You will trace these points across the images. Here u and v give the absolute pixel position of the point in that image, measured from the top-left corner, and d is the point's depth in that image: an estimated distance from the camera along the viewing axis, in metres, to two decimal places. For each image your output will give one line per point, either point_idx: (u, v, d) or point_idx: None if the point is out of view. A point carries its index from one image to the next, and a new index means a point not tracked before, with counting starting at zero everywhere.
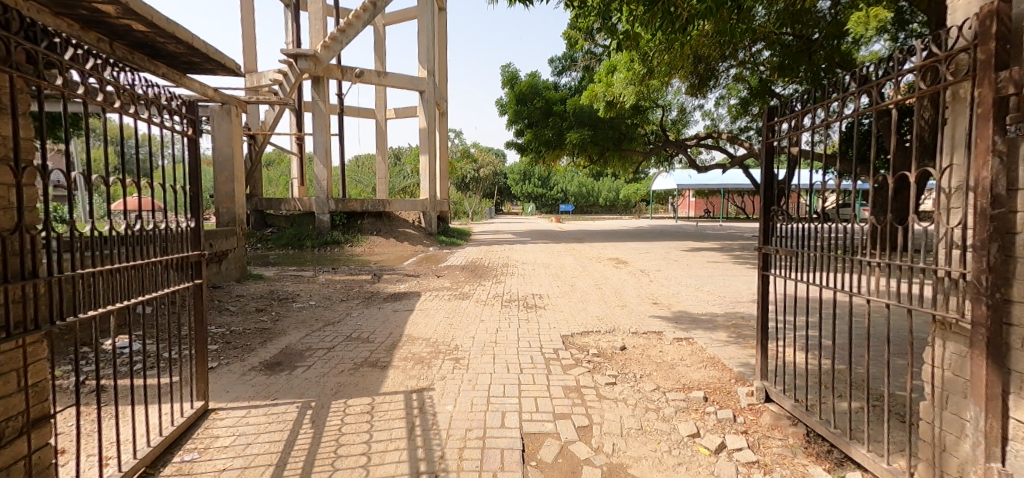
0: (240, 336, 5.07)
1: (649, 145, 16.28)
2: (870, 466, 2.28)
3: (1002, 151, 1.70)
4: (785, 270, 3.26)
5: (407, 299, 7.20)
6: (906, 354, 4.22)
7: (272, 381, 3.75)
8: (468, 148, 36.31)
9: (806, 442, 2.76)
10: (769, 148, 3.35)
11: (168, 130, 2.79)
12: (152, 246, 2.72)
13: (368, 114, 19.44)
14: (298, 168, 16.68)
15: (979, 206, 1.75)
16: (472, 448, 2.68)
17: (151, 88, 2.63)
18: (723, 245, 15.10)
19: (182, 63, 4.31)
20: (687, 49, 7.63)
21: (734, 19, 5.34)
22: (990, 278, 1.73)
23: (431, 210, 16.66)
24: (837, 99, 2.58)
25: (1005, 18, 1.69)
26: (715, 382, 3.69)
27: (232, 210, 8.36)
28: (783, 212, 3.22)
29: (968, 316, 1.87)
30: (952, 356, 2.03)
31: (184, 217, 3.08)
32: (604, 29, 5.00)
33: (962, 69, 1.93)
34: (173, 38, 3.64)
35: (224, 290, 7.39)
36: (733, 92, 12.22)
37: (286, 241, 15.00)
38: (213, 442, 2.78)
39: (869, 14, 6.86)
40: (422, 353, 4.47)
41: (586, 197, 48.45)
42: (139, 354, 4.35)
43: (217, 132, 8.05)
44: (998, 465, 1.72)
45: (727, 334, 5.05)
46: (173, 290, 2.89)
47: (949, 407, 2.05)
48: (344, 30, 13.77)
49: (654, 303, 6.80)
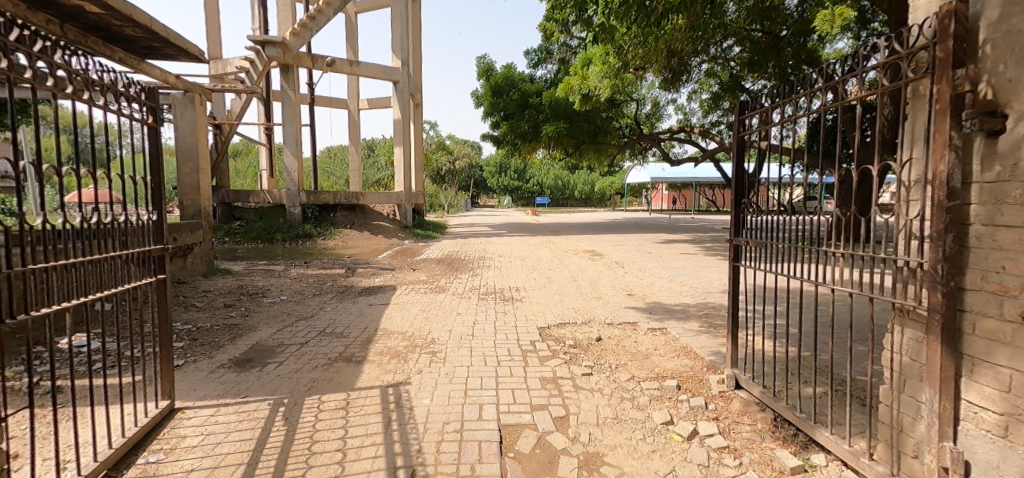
0: (207, 332, 4.91)
1: (623, 139, 16.33)
2: (832, 448, 2.38)
3: (957, 145, 1.77)
4: (754, 261, 3.32)
5: (381, 293, 7.09)
6: (867, 341, 4.42)
7: (242, 379, 3.65)
8: (442, 140, 35.69)
9: (773, 427, 2.86)
10: (740, 142, 3.42)
11: (126, 118, 2.63)
12: (111, 241, 2.59)
13: (340, 104, 18.99)
14: (267, 159, 16.23)
15: (936, 198, 1.82)
16: (450, 441, 2.68)
17: (107, 73, 2.49)
18: (694, 238, 15.40)
19: (140, 47, 4.21)
20: (661, 42, 7.76)
21: (707, 14, 5.45)
22: (945, 268, 1.81)
23: (406, 203, 16.54)
24: (804, 95, 2.64)
25: (961, 19, 1.76)
26: (687, 371, 3.79)
27: (198, 202, 8.01)
28: (753, 205, 3.28)
29: (924, 304, 1.96)
30: (909, 341, 2.12)
31: (145, 210, 2.92)
32: (578, 21, 4.85)
33: (921, 67, 2.00)
34: (131, 21, 3.56)
35: (188, 285, 7.12)
36: (705, 87, 12.46)
37: (255, 234, 14.47)
38: (180, 443, 2.69)
39: (835, 12, 7.01)
40: (398, 347, 4.43)
41: (561, 189, 48.94)
42: (98, 353, 4.21)
43: (180, 120, 7.70)
44: (950, 444, 1.83)
45: (699, 324, 5.19)
46: (134, 286, 2.74)
47: (906, 390, 2.15)
48: (313, 17, 13.31)
49: (628, 294, 6.92)
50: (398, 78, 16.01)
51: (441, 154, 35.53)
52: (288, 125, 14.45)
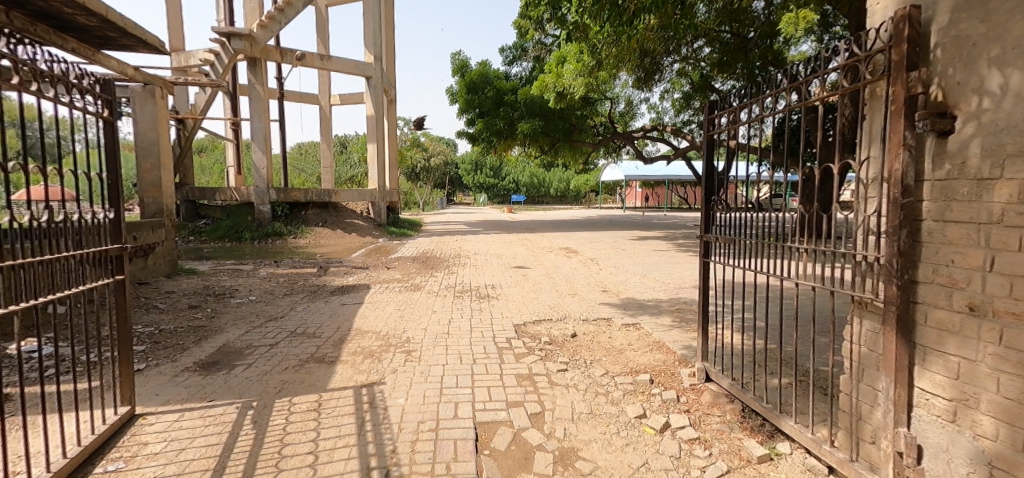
0: (171, 335, 4.72)
1: (597, 137, 16.48)
2: (796, 436, 2.47)
3: (910, 145, 1.85)
4: (723, 257, 3.40)
5: (355, 292, 6.97)
6: (829, 332, 4.61)
7: (208, 382, 3.53)
8: (417, 137, 35.28)
9: (741, 417, 2.94)
10: (709, 141, 3.49)
11: (79, 111, 2.49)
12: (63, 241, 2.45)
13: (311, 99, 18.55)
14: (234, 155, 15.71)
15: (892, 195, 1.90)
16: (425, 441, 2.66)
17: (56, 63, 2.35)
18: (667, 235, 15.68)
19: (95, 37, 4.03)
20: (634, 41, 7.87)
21: (677, 14, 5.55)
22: (900, 262, 1.89)
23: (381, 200, 16.30)
24: (770, 95, 2.71)
25: (915, 23, 1.83)
26: (660, 365, 3.86)
27: (160, 199, 7.69)
28: (722, 202, 3.35)
29: (880, 296, 2.04)
30: (867, 332, 2.21)
31: (101, 208, 2.78)
32: (552, 19, 4.88)
33: (878, 70, 2.08)
34: (84, 9, 3.40)
35: (150, 286, 6.84)
36: (677, 87, 12.69)
37: (222, 232, 14.01)
38: (142, 450, 2.58)
39: (799, 15, 7.25)
40: (372, 347, 4.37)
41: (537, 187, 49.14)
42: (50, 359, 4.00)
43: (140, 114, 7.37)
44: (904, 429, 1.91)
45: (672, 318, 5.31)
46: (90, 287, 2.60)
47: (865, 380, 2.24)
48: (282, 9, 12.94)
49: (603, 290, 7.01)
50: (371, 74, 15.75)
51: (415, 151, 35.14)
52: (256, 120, 14.02)
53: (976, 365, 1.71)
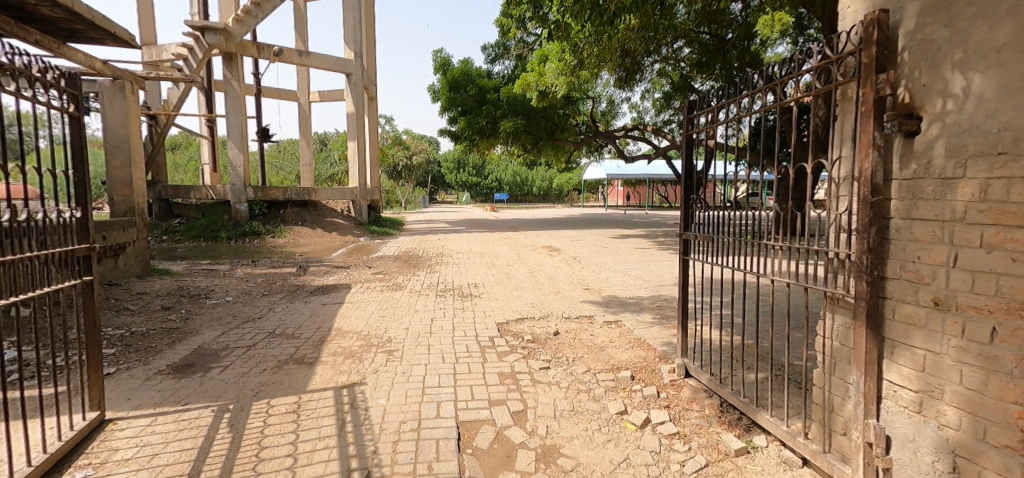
0: (142, 338, 4.59)
1: (579, 136, 16.56)
2: (772, 429, 2.52)
3: (879, 145, 1.91)
4: (702, 255, 3.46)
5: (335, 292, 6.87)
6: (803, 327, 4.73)
7: (182, 385, 3.44)
8: (399, 135, 34.96)
9: (720, 412, 3.00)
10: (689, 140, 3.54)
11: (43, 106, 2.40)
12: (25, 241, 2.35)
13: (290, 96, 18.20)
14: (209, 153, 15.32)
15: (862, 194, 1.96)
16: (407, 441, 2.64)
17: (17, 56, 2.26)
18: (648, 233, 15.84)
19: (60, 29, 3.91)
20: (615, 41, 7.92)
21: (657, 15, 5.62)
22: (870, 259, 1.96)
23: (361, 199, 16.09)
24: (746, 96, 2.76)
25: (883, 27, 1.89)
26: (641, 361, 3.91)
27: (130, 198, 7.45)
28: (701, 201, 3.41)
29: (851, 292, 2.11)
30: (839, 327, 2.27)
31: (68, 206, 2.68)
32: (534, 18, 4.88)
33: (849, 71, 2.14)
34: (48, 0, 3.29)
35: (121, 287, 6.62)
36: (658, 86, 12.84)
37: (197, 232, 13.65)
38: (112, 456, 2.50)
39: (774, 17, 7.40)
40: (353, 347, 4.31)
41: (520, 185, 49.17)
42: (13, 363, 3.84)
43: (109, 110, 7.13)
44: (874, 421, 1.98)
45: (652, 316, 5.37)
46: (56, 289, 2.51)
47: (837, 373, 2.31)
48: (259, 3, 12.67)
49: (585, 288, 7.05)
50: (351, 70, 15.54)
51: (397, 149, 34.80)
52: (232, 117, 13.70)
53: (940, 358, 1.78)
